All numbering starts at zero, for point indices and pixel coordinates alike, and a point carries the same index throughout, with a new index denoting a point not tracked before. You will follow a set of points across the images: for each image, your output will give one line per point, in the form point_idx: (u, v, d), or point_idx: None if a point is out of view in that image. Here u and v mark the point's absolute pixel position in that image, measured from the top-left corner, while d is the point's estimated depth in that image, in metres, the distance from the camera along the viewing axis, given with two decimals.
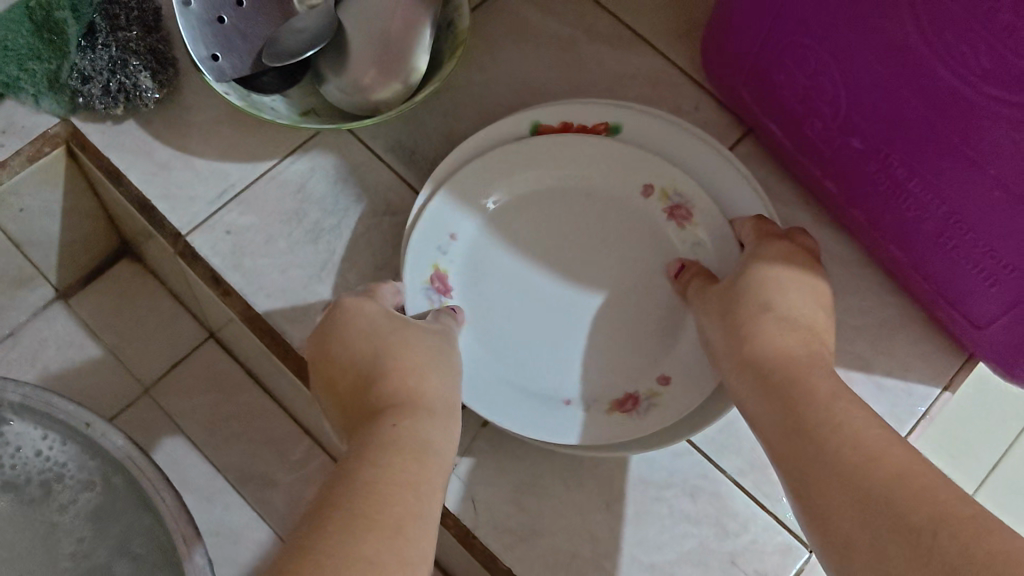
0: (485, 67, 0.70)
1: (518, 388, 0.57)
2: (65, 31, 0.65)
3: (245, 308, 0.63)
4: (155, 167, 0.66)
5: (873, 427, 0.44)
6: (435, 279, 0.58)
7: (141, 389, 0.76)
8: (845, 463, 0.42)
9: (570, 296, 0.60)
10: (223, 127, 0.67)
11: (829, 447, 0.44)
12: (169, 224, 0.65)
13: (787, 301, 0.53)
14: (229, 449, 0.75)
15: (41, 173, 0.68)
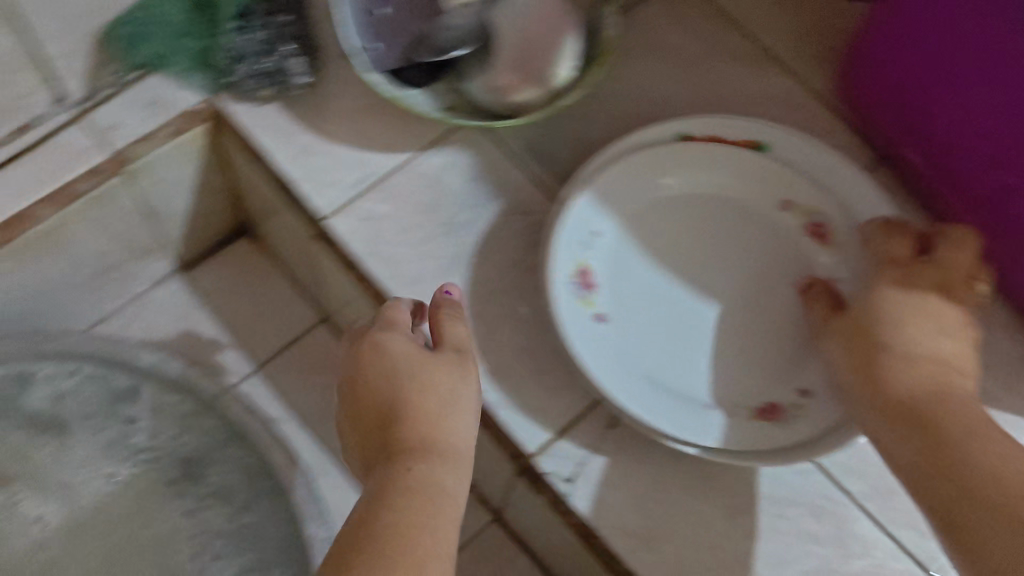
0: (620, 77, 0.71)
1: (661, 391, 0.56)
2: (221, 11, 0.67)
3: (379, 294, 0.64)
4: (298, 150, 0.67)
5: (1020, 458, 0.44)
6: (579, 274, 0.59)
7: (257, 364, 0.80)
8: (998, 493, 0.42)
9: (687, 305, 0.60)
10: (365, 115, 0.68)
11: (949, 445, 0.46)
12: (309, 206, 0.66)
13: (910, 327, 0.53)
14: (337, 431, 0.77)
15: (183, 149, 0.70)
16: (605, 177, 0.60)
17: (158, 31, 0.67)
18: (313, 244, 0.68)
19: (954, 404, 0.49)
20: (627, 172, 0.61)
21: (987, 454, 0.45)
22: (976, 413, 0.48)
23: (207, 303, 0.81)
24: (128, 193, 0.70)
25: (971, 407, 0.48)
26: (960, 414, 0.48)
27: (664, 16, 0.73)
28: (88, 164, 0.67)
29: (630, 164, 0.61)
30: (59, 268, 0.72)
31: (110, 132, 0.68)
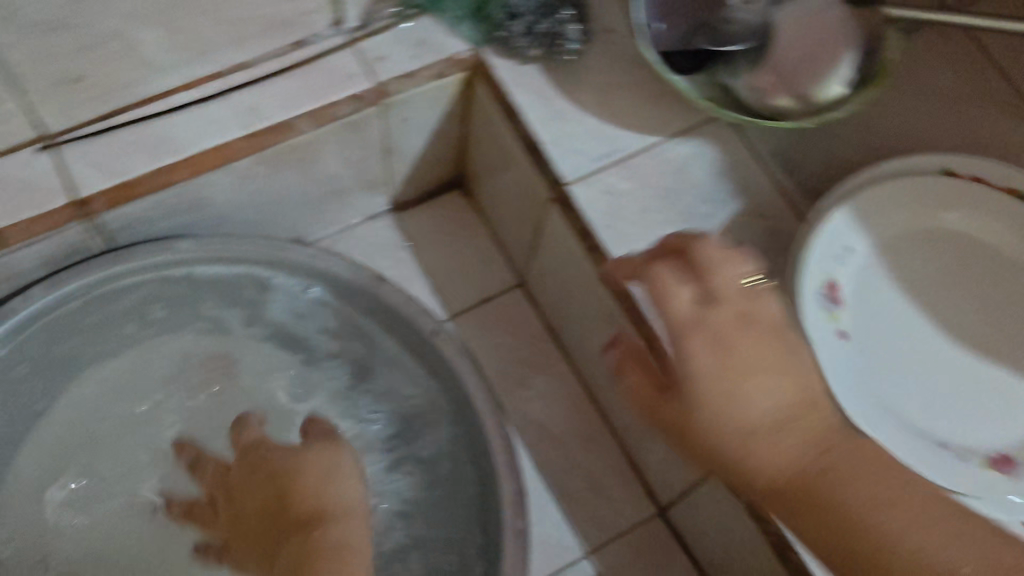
0: (877, 104, 0.68)
1: (893, 418, 0.55)
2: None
3: (610, 269, 0.64)
4: (553, 112, 0.68)
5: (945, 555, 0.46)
6: (827, 289, 0.58)
7: (448, 314, 0.81)
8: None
9: (928, 341, 0.59)
10: (622, 91, 0.68)
11: (872, 509, 0.47)
12: (554, 170, 0.66)
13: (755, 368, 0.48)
14: (519, 394, 0.78)
15: (436, 92, 0.72)
16: (859, 203, 0.60)
17: None
18: (546, 208, 0.69)
19: (751, 421, 0.47)
20: (878, 202, 0.61)
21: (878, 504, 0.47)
22: (795, 453, 0.48)
23: (413, 247, 0.82)
24: (378, 124, 0.71)
25: (799, 452, 0.48)
26: (791, 447, 0.48)
27: (929, 40, 0.68)
28: (352, 88, 0.68)
29: (877, 195, 0.61)
30: (297, 183, 0.73)
31: (378, 63, 0.69)
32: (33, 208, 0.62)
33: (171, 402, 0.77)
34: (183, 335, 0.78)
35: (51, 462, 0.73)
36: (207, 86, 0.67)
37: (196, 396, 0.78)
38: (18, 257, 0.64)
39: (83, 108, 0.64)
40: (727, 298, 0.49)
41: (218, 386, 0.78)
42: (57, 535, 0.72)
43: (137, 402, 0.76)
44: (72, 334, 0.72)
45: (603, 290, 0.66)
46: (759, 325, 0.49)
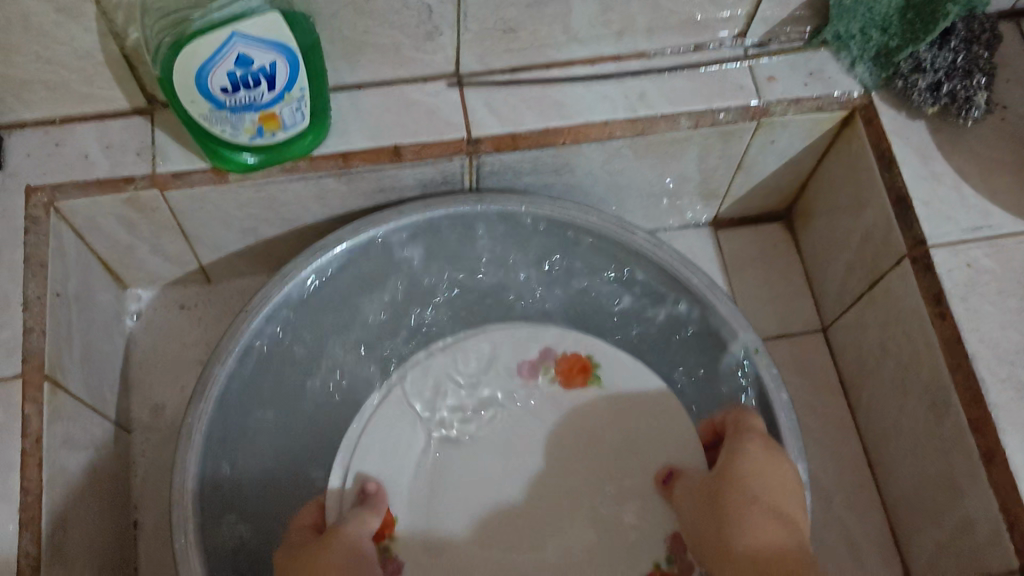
0: None
1: None
2: (934, 19, 0.64)
3: (956, 341, 0.62)
4: (929, 173, 0.67)
5: (751, 463, 0.61)
6: None
7: (777, 332, 0.80)
8: (743, 519, 0.58)
9: None
10: (1005, 170, 0.68)
11: (745, 500, 0.59)
12: (918, 228, 0.66)
13: (753, 525, 0.58)
14: (823, 431, 0.76)
15: (814, 124, 0.71)
16: None
17: (862, 15, 0.67)
18: (898, 262, 0.68)
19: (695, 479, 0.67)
20: None
21: None
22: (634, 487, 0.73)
23: (726, 265, 0.83)
24: (748, 140, 0.72)
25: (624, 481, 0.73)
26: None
27: None
28: (738, 101, 0.69)
29: None
30: (650, 176, 0.75)
31: (768, 83, 0.70)
32: (432, 134, 0.67)
33: (539, 380, 0.76)
34: (556, 334, 0.76)
35: (397, 386, 0.74)
36: (608, 65, 0.70)
37: (567, 386, 0.76)
38: (402, 175, 0.69)
39: (498, 59, 0.68)
40: (732, 476, 0.61)
41: (588, 385, 0.75)
42: (397, 514, 0.70)
43: (513, 378, 0.76)
44: (441, 253, 0.75)
45: (935, 356, 0.64)
46: (742, 523, 0.58)
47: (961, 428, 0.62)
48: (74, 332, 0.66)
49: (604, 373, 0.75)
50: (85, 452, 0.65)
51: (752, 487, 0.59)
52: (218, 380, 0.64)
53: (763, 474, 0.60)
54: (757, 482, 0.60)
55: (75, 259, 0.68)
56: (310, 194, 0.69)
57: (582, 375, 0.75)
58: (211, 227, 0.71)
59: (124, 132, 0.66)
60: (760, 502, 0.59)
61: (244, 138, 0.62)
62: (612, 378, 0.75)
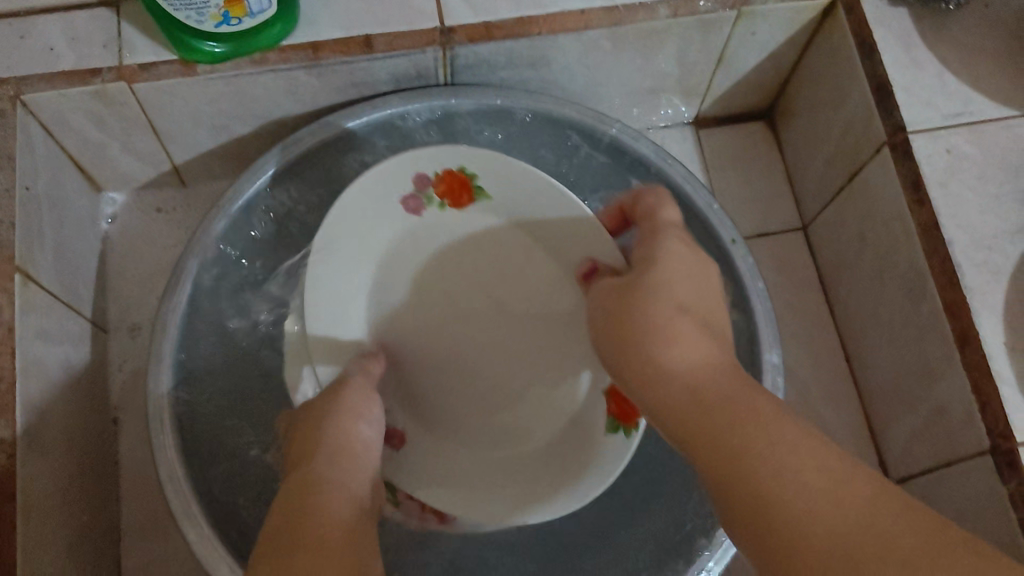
0: None
1: None
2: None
3: (932, 227, 0.62)
4: (909, 60, 0.66)
5: (674, 274, 0.50)
6: None
7: (756, 231, 0.80)
8: (674, 365, 0.46)
9: None
10: (988, 56, 0.66)
11: (662, 336, 0.47)
12: (897, 115, 0.65)
13: (678, 334, 0.46)
14: (800, 327, 0.77)
15: (795, 13, 0.69)
16: None
17: None
18: (877, 152, 0.67)
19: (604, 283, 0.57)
20: None
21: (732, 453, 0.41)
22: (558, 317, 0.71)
23: (705, 164, 0.82)
24: (728, 31, 0.70)
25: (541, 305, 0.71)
26: (798, 492, 0.38)
27: None
28: None
29: None
30: (627, 70, 0.74)
31: None
32: (403, 24, 0.65)
33: (428, 212, 0.70)
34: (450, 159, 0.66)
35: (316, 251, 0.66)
36: None
37: (456, 206, 0.69)
38: (374, 68, 0.68)
39: None
40: (648, 278, 0.51)
41: (476, 201, 0.69)
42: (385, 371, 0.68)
43: (399, 216, 0.69)
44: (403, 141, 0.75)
45: (911, 245, 0.64)
46: (659, 330, 0.47)
47: (936, 314, 0.62)
48: (45, 229, 0.66)
49: (507, 195, 0.68)
50: (60, 348, 0.65)
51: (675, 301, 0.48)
52: (189, 279, 0.65)
53: (691, 282, 0.51)
54: (687, 293, 0.49)
55: (45, 157, 0.67)
56: (281, 88, 0.68)
57: (465, 192, 0.68)
58: (181, 124, 0.70)
59: (89, 24, 0.64)
60: (688, 310, 0.48)
61: (209, 25, 0.60)
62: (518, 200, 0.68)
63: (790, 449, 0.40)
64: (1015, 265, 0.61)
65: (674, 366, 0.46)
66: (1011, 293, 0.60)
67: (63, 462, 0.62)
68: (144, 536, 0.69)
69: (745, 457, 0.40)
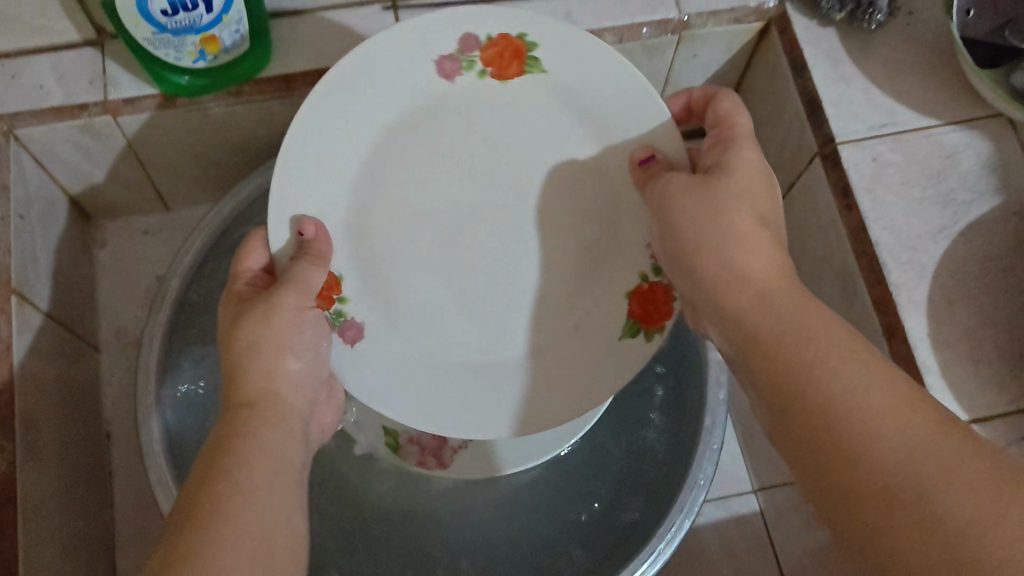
0: None
1: None
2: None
3: (861, 229, 0.67)
4: (837, 76, 0.72)
5: (745, 181, 0.56)
6: None
7: None
8: (743, 265, 0.53)
9: None
10: (911, 70, 0.72)
11: (735, 239, 0.53)
12: (827, 127, 0.70)
13: (749, 243, 0.53)
14: None
15: (734, 36, 0.76)
16: None
17: None
18: (811, 161, 0.73)
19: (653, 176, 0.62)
20: None
21: (802, 339, 0.49)
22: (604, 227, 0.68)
23: None
24: (671, 53, 0.76)
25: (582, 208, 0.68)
26: (871, 401, 0.45)
27: None
28: (658, 16, 0.72)
29: None
30: None
31: None
32: None
33: (464, 78, 0.65)
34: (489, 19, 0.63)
35: (333, 128, 0.63)
36: None
37: (501, 76, 0.65)
38: None
39: None
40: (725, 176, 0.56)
41: (522, 72, 0.65)
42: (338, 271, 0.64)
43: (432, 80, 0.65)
44: None
45: (844, 245, 0.69)
46: (740, 239, 0.53)
47: (867, 309, 0.67)
48: (39, 254, 0.70)
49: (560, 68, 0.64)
50: (55, 364, 0.69)
51: (756, 212, 0.55)
52: (168, 303, 0.70)
53: (766, 194, 0.57)
54: (762, 198, 0.56)
55: (37, 187, 0.72)
56: (255, 117, 0.73)
57: (518, 61, 0.64)
58: (166, 152, 0.75)
59: (75, 62, 0.69)
60: (751, 209, 0.55)
61: (186, 59, 0.65)
62: (570, 76, 0.65)
63: (843, 355, 0.47)
64: (938, 262, 0.66)
65: (748, 259, 0.53)
66: (933, 287, 0.65)
67: (59, 470, 0.67)
68: (139, 540, 0.74)
69: (821, 358, 0.47)
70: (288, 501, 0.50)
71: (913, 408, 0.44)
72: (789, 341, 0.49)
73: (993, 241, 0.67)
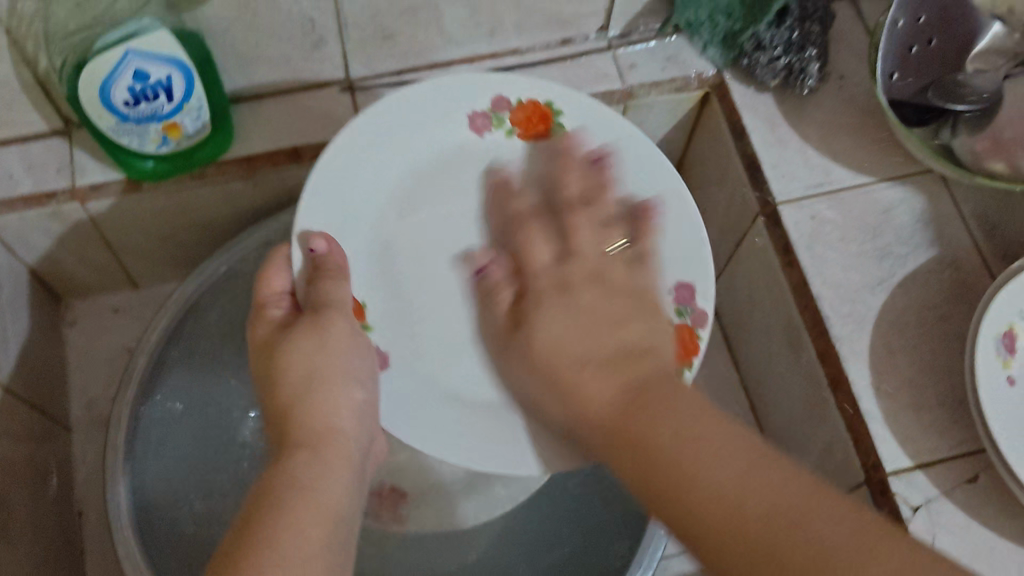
0: None
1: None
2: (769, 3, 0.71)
3: (802, 285, 0.70)
4: (775, 139, 0.75)
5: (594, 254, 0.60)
6: (1006, 337, 0.64)
7: None
8: (567, 359, 0.54)
9: None
10: (844, 130, 0.75)
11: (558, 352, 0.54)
12: (766, 188, 0.74)
13: (557, 336, 0.55)
14: None
15: (676, 104, 0.80)
16: None
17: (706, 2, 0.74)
18: (754, 221, 0.76)
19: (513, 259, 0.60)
20: None
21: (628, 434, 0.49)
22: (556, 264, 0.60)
23: None
24: None
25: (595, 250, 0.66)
26: (721, 456, 0.46)
27: None
28: (603, 87, 0.78)
29: None
30: None
31: (629, 70, 0.78)
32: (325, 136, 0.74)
33: (492, 135, 0.66)
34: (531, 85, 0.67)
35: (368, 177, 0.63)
36: (484, 62, 0.78)
37: (525, 140, 0.67)
38: (301, 174, 0.76)
39: (384, 62, 0.75)
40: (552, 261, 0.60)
41: (549, 133, 0.67)
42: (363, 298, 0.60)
43: (464, 134, 0.66)
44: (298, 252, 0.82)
45: (789, 300, 0.72)
46: (563, 325, 0.55)
47: (813, 361, 0.70)
48: (9, 338, 0.72)
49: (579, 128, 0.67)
50: (25, 446, 0.71)
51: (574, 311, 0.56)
52: (135, 382, 0.72)
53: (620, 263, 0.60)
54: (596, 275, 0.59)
55: (7, 274, 0.74)
56: (219, 199, 0.76)
57: (543, 124, 0.67)
58: (133, 235, 0.78)
59: (43, 153, 0.72)
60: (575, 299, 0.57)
61: (150, 146, 0.68)
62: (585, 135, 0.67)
63: (685, 427, 0.48)
64: (879, 313, 0.69)
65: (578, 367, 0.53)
66: (873, 338, 0.68)
67: (30, 550, 0.68)
68: None
69: (662, 436, 0.48)
70: (328, 541, 0.48)
71: (739, 457, 0.46)
72: (621, 442, 0.49)
73: (930, 290, 0.70)
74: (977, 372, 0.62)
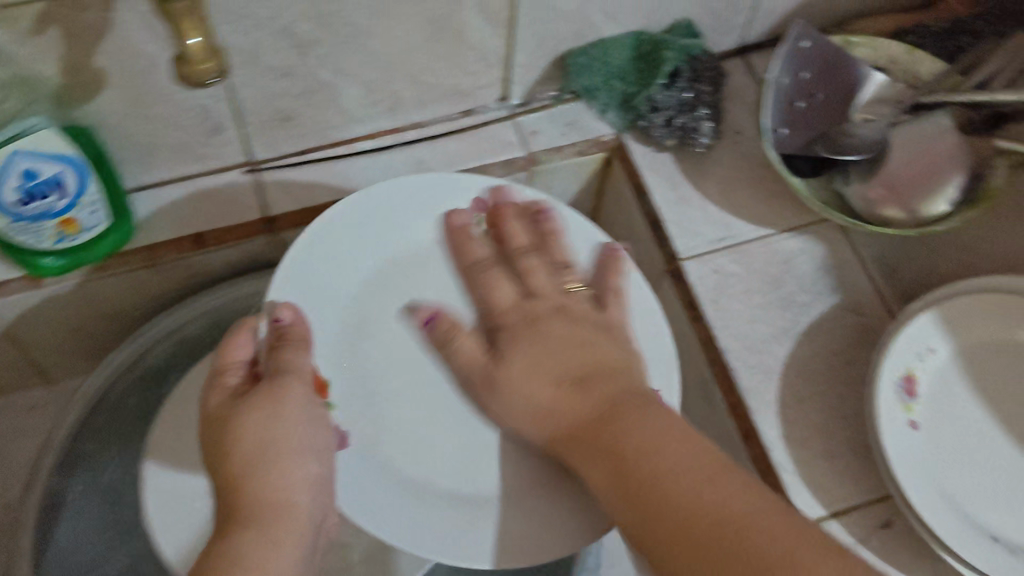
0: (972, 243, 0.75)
1: (939, 496, 0.61)
2: (659, 65, 0.75)
3: (710, 339, 0.71)
4: (677, 196, 0.76)
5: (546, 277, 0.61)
6: (905, 380, 0.65)
7: None
8: (544, 350, 0.55)
9: (988, 441, 0.65)
10: (743, 184, 0.77)
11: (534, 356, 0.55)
12: (670, 245, 0.74)
13: (527, 369, 0.55)
14: None
15: (579, 166, 0.81)
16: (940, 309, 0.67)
17: (599, 68, 0.76)
18: (661, 277, 0.77)
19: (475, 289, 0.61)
20: (958, 315, 0.68)
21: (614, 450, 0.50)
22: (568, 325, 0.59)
23: None
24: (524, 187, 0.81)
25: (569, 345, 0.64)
26: (675, 465, 0.47)
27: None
28: (505, 156, 0.79)
29: (959, 308, 0.68)
30: None
31: (531, 136, 0.79)
32: (228, 220, 0.75)
33: None
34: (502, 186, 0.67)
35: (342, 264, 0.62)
36: (385, 137, 0.79)
37: None
38: (210, 258, 0.76)
39: (286, 144, 0.76)
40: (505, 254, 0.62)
41: None
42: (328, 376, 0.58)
43: (440, 234, 0.65)
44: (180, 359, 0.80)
45: (699, 354, 0.73)
46: (535, 348, 0.56)
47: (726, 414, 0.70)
48: None
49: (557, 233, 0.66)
50: None
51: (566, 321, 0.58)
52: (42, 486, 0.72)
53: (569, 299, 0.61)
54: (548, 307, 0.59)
55: None
56: (127, 290, 0.76)
57: None
58: (40, 329, 0.76)
59: None
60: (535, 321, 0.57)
61: (46, 242, 0.67)
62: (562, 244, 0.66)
63: (660, 451, 0.48)
64: (786, 363, 0.70)
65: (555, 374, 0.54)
66: (782, 387, 0.69)
67: None
68: None
69: (641, 450, 0.48)
70: None
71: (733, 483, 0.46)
72: (602, 469, 0.50)
73: (835, 336, 0.71)
74: (880, 422, 0.62)
